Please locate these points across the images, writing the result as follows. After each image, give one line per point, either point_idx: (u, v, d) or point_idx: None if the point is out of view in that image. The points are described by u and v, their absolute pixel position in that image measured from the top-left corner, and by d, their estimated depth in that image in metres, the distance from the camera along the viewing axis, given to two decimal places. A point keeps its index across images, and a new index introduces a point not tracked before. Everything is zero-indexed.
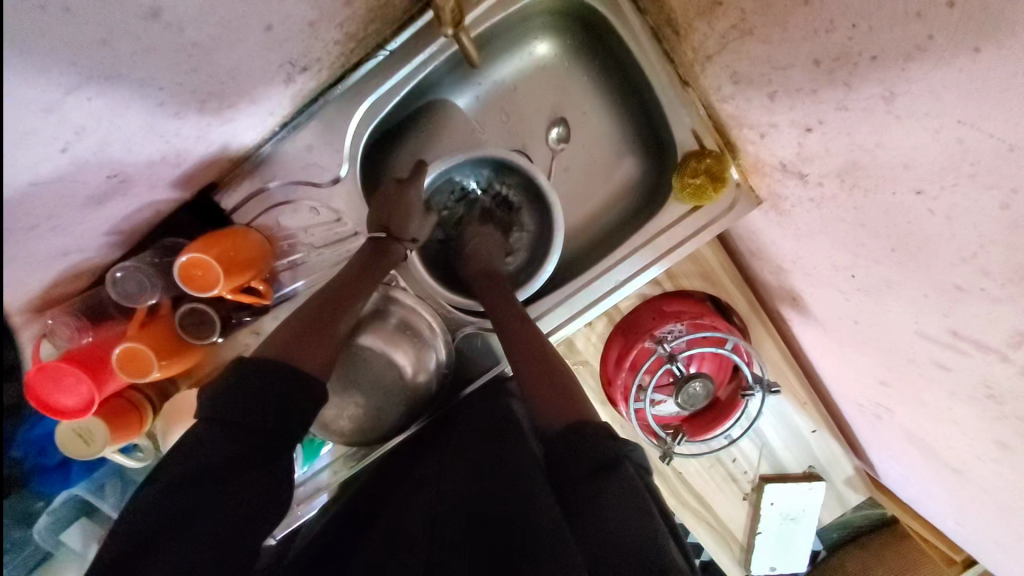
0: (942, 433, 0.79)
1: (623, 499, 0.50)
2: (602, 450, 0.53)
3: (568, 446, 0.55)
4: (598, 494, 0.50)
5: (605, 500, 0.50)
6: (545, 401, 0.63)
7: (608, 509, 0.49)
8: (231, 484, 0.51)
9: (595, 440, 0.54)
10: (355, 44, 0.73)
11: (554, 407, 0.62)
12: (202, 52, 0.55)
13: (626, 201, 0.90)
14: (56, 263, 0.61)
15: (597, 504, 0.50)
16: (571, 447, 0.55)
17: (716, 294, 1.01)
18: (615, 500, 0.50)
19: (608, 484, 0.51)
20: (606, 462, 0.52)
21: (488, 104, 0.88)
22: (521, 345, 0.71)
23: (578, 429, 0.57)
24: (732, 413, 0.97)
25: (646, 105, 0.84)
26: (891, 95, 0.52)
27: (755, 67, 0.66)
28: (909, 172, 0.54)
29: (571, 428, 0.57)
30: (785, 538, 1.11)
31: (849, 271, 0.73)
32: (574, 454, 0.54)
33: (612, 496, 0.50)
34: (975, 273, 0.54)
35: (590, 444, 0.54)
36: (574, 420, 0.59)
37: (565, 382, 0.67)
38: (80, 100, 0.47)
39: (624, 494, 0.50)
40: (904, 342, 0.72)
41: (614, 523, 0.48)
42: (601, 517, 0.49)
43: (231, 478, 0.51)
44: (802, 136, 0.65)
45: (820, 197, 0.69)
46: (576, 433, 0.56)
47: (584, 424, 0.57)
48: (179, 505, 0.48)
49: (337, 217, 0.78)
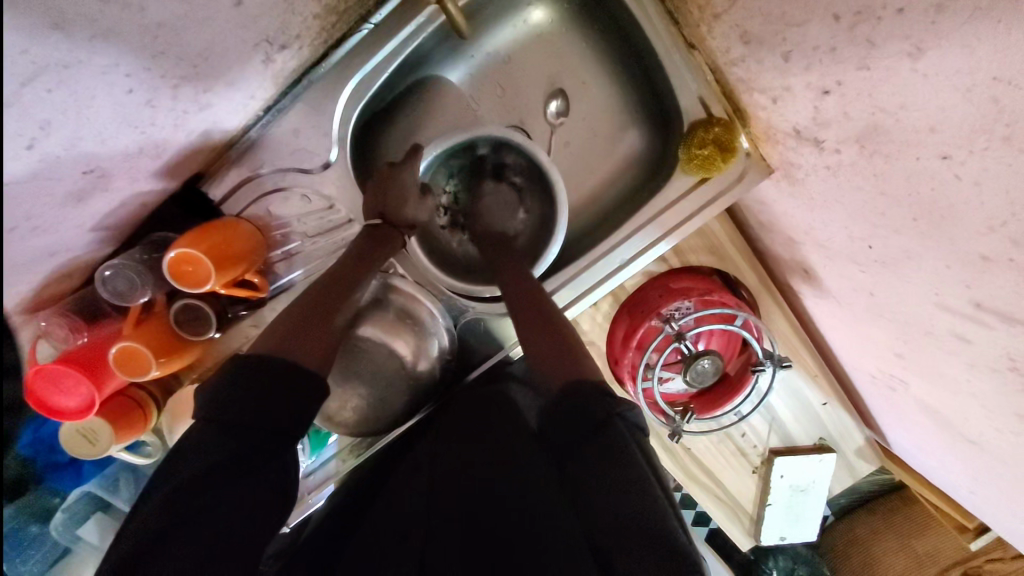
0: (958, 405, 0.78)
1: (629, 468, 0.50)
2: (600, 415, 0.54)
3: (566, 414, 0.55)
4: (609, 468, 0.50)
5: (606, 462, 0.51)
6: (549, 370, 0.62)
7: (610, 474, 0.50)
8: (243, 471, 0.51)
9: (601, 415, 0.54)
10: (337, 16, 0.69)
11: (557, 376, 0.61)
12: (168, 32, 0.51)
13: (629, 175, 0.86)
14: (42, 263, 0.59)
15: (608, 476, 0.50)
16: (572, 411, 0.55)
17: (725, 269, 0.99)
18: (612, 464, 0.50)
19: (609, 447, 0.51)
20: (605, 431, 0.53)
21: (483, 77, 0.83)
22: (533, 319, 0.69)
23: (576, 387, 0.57)
24: (743, 389, 0.96)
25: (649, 71, 0.79)
26: (918, 52, 0.47)
27: (768, 25, 0.61)
28: (935, 136, 0.50)
29: (566, 394, 0.57)
30: (796, 509, 1.12)
31: (867, 241, 0.69)
32: (574, 428, 0.54)
33: (619, 464, 0.50)
34: (1002, 243, 0.51)
35: (587, 409, 0.55)
36: (568, 383, 0.58)
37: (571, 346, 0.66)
38: (38, 91, 0.44)
39: (632, 462, 0.50)
40: (923, 313, 0.69)
41: (616, 484, 0.49)
42: (600, 482, 0.50)
43: (236, 474, 0.50)
44: (818, 99, 0.61)
45: (837, 165, 0.65)
46: (577, 406, 0.55)
47: (581, 383, 0.58)
48: (183, 502, 0.48)
49: (329, 204, 0.76)
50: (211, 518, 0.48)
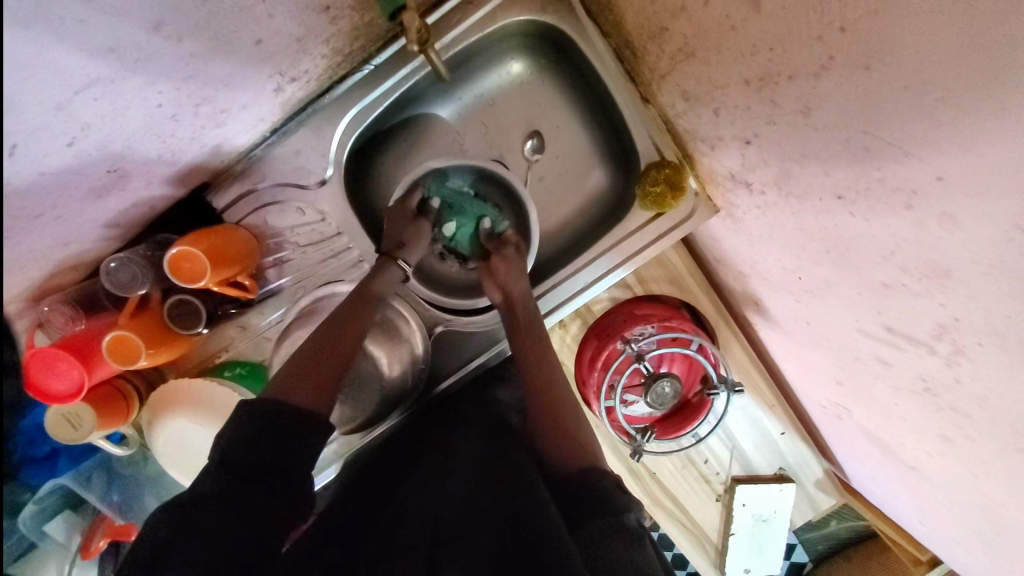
0: (892, 428, 0.83)
1: (626, 536, 0.54)
2: (613, 495, 0.58)
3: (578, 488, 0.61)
4: (609, 531, 0.54)
5: (609, 528, 0.54)
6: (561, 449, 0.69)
7: (611, 544, 0.53)
8: (239, 503, 0.53)
9: (608, 490, 0.59)
10: (341, 58, 0.79)
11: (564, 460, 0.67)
12: (198, 61, 0.61)
13: (595, 208, 0.96)
14: (56, 252, 0.66)
15: (608, 535, 0.53)
16: (588, 486, 0.61)
17: (685, 299, 1.07)
18: (611, 534, 0.54)
19: (616, 520, 0.55)
20: (611, 505, 0.57)
21: (468, 116, 0.94)
22: (539, 380, 0.76)
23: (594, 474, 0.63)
24: (700, 414, 1.02)
25: (612, 119, 0.90)
26: (808, 109, 0.58)
27: (700, 86, 0.73)
28: (832, 179, 0.60)
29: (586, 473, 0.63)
30: (760, 539, 1.15)
31: (797, 273, 0.78)
32: (583, 496, 0.60)
33: (622, 530, 0.54)
34: (896, 270, 0.59)
35: (602, 491, 0.59)
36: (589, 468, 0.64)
37: (573, 425, 0.72)
38: (87, 99, 0.53)
39: (631, 531, 0.55)
40: (851, 340, 0.77)
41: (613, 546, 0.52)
42: (598, 537, 0.53)
43: (236, 482, 0.54)
44: (743, 148, 0.72)
45: (765, 204, 0.76)
46: (591, 482, 0.61)
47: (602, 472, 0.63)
48: (179, 518, 0.50)
49: (321, 217, 0.84)
50: (205, 521, 0.51)
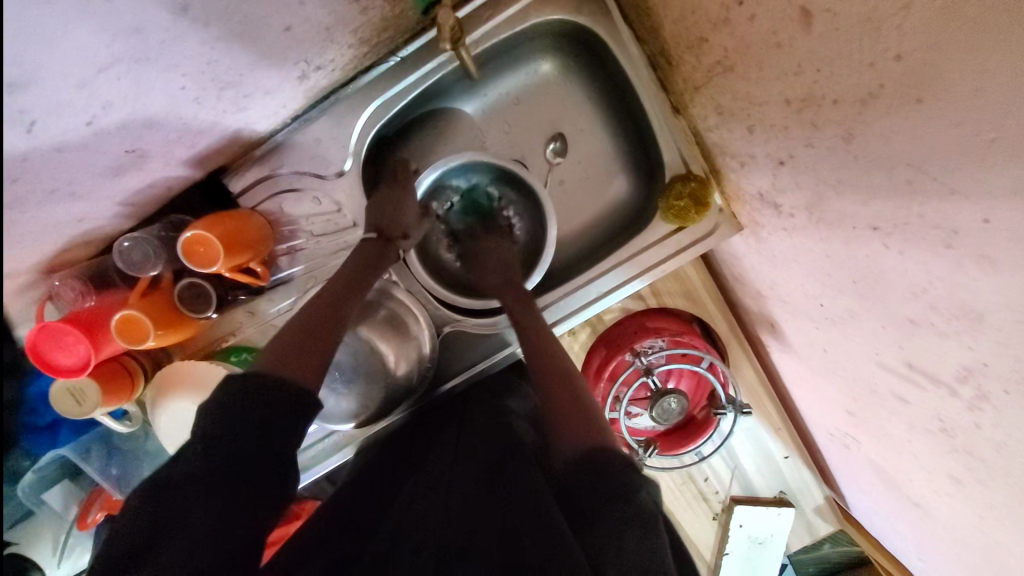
0: (901, 465, 0.81)
1: (637, 524, 0.50)
2: (621, 479, 0.53)
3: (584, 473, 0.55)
4: (618, 525, 0.50)
5: (618, 523, 0.50)
6: (566, 426, 0.62)
7: (622, 537, 0.49)
8: (225, 489, 0.50)
9: (615, 470, 0.54)
10: (369, 48, 0.78)
11: (567, 431, 0.61)
12: (224, 45, 0.59)
13: (614, 216, 0.94)
14: (71, 228, 0.65)
15: (617, 531, 0.49)
16: (593, 468, 0.55)
17: (699, 315, 1.05)
18: (620, 528, 0.49)
19: (626, 507, 0.50)
20: (620, 491, 0.52)
21: (492, 114, 0.92)
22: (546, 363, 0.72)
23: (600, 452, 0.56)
24: (704, 433, 1.01)
25: (639, 127, 0.88)
26: (850, 136, 0.56)
27: (736, 101, 0.71)
28: (867, 209, 0.58)
29: (594, 451, 0.57)
30: (753, 562, 1.12)
31: (819, 300, 0.76)
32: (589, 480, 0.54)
33: (633, 520, 0.50)
34: (925, 308, 0.57)
35: (607, 473, 0.54)
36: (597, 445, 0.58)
37: (579, 399, 0.66)
38: (109, 78, 0.52)
39: (643, 517, 0.51)
40: (868, 372, 0.75)
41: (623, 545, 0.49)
42: (607, 538, 0.49)
43: (215, 474, 0.50)
44: (775, 169, 0.70)
45: (792, 227, 0.73)
46: (596, 462, 0.55)
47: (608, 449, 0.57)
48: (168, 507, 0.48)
49: (337, 208, 0.83)
50: (194, 515, 0.48)
